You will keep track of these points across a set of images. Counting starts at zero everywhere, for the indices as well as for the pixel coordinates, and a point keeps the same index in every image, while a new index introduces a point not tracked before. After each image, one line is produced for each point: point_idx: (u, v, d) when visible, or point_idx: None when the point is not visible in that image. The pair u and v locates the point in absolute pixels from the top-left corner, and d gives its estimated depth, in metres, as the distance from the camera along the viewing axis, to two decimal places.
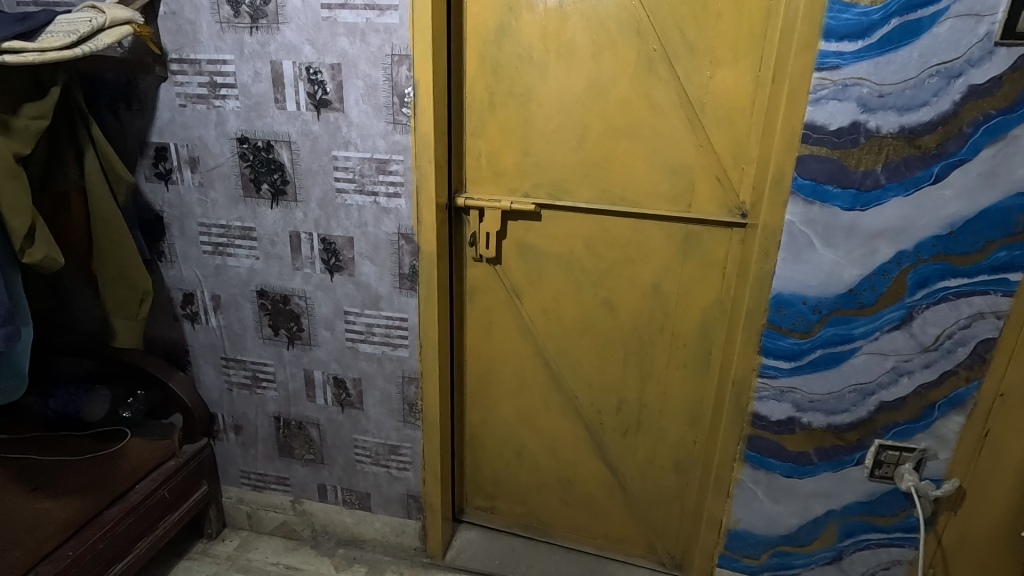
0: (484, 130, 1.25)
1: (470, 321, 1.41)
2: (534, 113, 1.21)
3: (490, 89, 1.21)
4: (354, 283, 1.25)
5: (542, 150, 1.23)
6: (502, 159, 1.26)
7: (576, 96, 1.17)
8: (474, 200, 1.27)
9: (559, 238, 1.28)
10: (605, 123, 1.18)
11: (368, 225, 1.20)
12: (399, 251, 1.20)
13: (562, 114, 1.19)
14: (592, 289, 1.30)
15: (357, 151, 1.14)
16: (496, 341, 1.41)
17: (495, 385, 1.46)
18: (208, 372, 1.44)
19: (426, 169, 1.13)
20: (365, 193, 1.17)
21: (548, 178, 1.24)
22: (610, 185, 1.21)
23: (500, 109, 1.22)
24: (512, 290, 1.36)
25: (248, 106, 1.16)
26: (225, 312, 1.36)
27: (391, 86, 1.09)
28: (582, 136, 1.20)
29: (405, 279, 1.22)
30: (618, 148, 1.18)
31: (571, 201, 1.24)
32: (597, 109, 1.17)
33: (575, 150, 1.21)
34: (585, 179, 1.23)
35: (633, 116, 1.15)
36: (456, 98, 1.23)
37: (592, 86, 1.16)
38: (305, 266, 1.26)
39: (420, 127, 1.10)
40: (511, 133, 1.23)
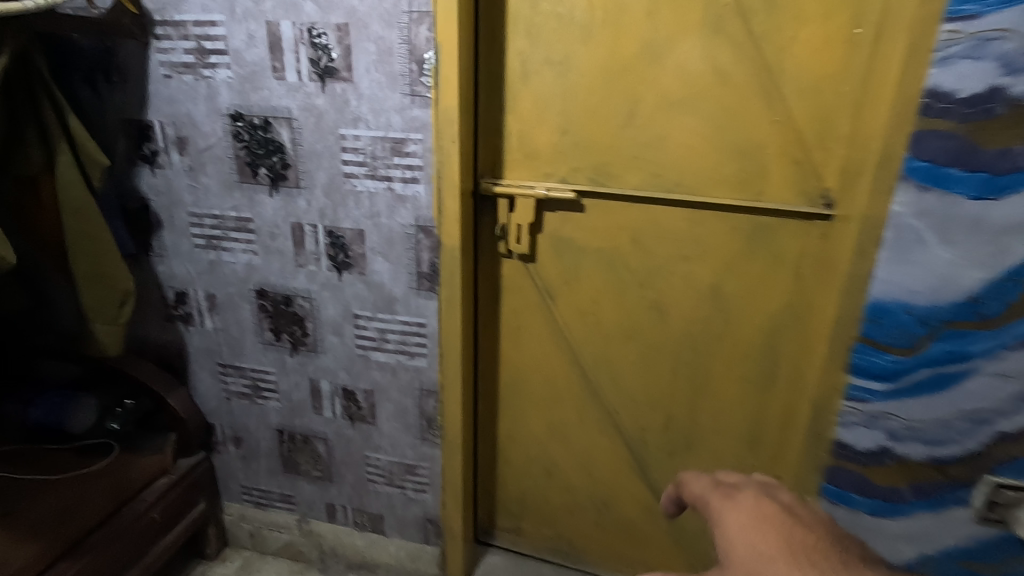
0: (516, 104, 1.07)
1: (496, 324, 1.25)
2: (575, 83, 1.02)
3: (524, 55, 1.03)
4: (365, 282, 1.08)
5: (584, 128, 1.04)
6: (537, 139, 1.08)
7: (626, 63, 0.99)
8: (504, 187, 1.10)
9: (602, 231, 1.10)
10: (662, 95, 0.99)
11: (381, 216, 1.03)
12: (416, 246, 1.03)
13: (609, 85, 1.01)
14: (638, 290, 1.12)
15: (367, 129, 0.97)
16: (526, 347, 1.25)
17: (523, 396, 1.29)
18: (205, 378, 1.29)
19: (450, 149, 0.95)
20: (377, 178, 1.00)
21: (591, 161, 1.06)
22: (665, 169, 1.03)
23: (535, 80, 1.04)
24: (545, 290, 1.18)
25: (242, 77, 0.99)
26: (221, 314, 1.21)
27: (407, 50, 0.91)
28: (633, 110, 1.01)
29: (424, 279, 1.05)
30: (676, 125, 1.00)
31: (617, 188, 1.06)
32: (652, 78, 0.98)
33: (624, 127, 1.03)
34: (634, 163, 1.04)
35: (695, 86, 0.97)
36: (483, 66, 1.05)
37: (646, 51, 0.97)
38: (310, 263, 1.10)
39: (442, 99, 0.93)
40: (547, 108, 1.05)
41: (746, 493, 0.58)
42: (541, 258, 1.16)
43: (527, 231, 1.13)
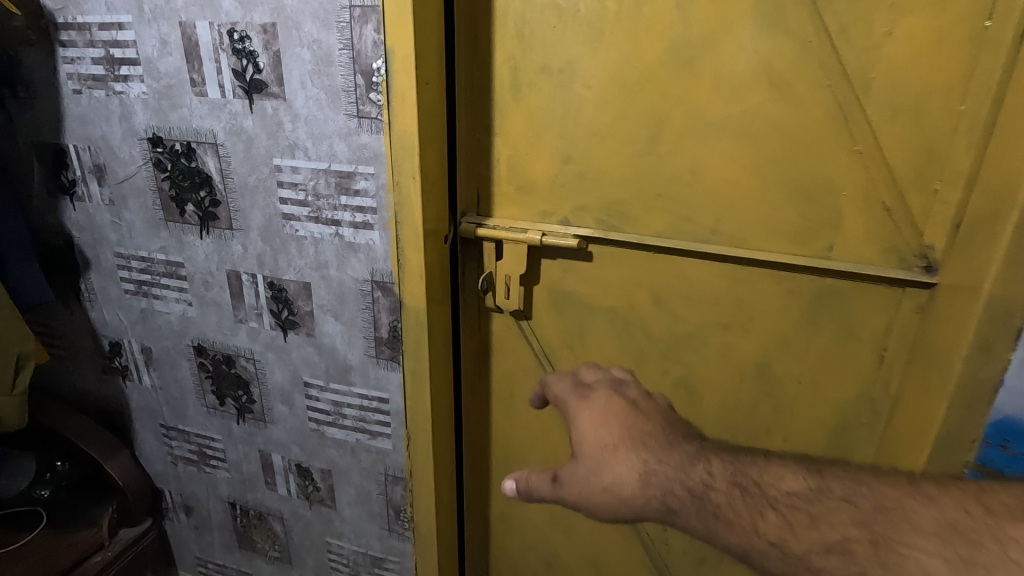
0: (505, 123, 0.83)
1: (484, 390, 1.01)
2: (579, 98, 0.78)
3: (514, 61, 0.79)
4: (314, 346, 0.87)
5: (591, 156, 0.80)
6: (531, 168, 0.84)
7: (646, 72, 0.74)
8: (489, 229, 0.87)
9: (614, 287, 0.85)
10: (694, 114, 0.73)
11: (329, 267, 0.81)
12: (372, 306, 0.81)
13: (624, 101, 0.76)
14: (660, 361, 0.87)
15: (307, 159, 0.76)
16: (521, 419, 1.01)
17: (517, 476, 1.06)
18: (149, 440, 1.11)
19: (409, 187, 0.73)
20: (322, 221, 0.78)
21: (599, 197, 0.82)
22: (697, 212, 0.77)
23: (528, 93, 0.80)
24: (543, 354, 0.95)
25: (158, 92, 0.79)
26: (159, 370, 1.02)
27: (351, 59, 0.69)
28: (655, 134, 0.76)
29: (384, 345, 0.83)
30: (713, 155, 0.74)
31: (633, 233, 0.82)
32: (682, 92, 0.73)
33: (643, 156, 0.78)
34: (655, 202, 0.79)
35: (742, 102, 0.71)
36: (462, 75, 0.82)
37: (674, 55, 0.72)
38: (250, 319, 0.90)
39: (396, 122, 0.70)
40: (544, 129, 0.81)
41: (596, 378, 0.67)
42: (538, 315, 0.92)
43: (519, 284, 0.89)
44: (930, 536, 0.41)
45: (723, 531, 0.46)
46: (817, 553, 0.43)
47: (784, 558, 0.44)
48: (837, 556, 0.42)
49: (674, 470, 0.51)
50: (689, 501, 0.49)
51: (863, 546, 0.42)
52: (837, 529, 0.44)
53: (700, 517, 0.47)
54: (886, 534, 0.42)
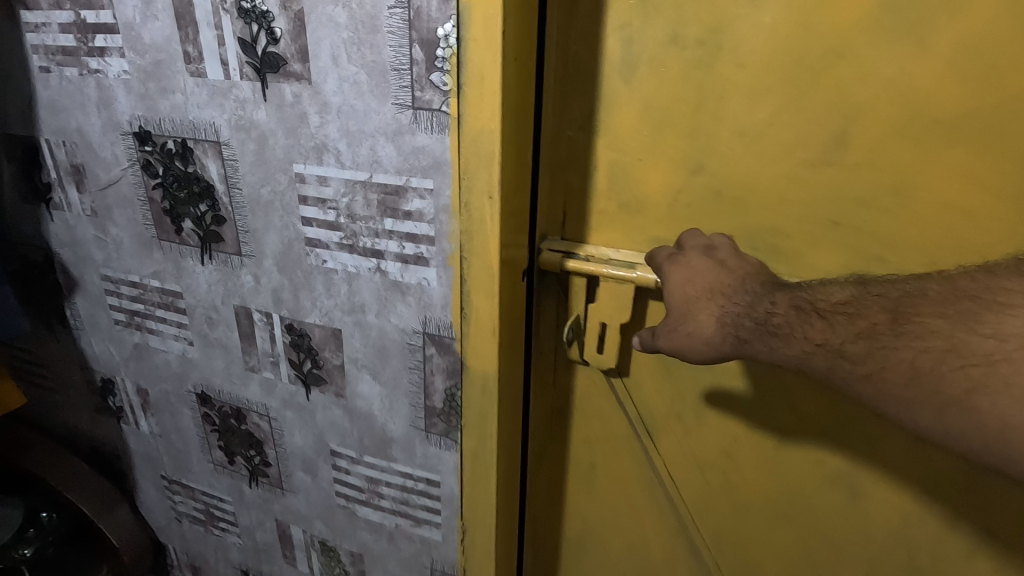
0: (610, 118, 0.61)
1: (556, 458, 0.80)
2: (726, 83, 0.55)
3: (629, 29, 0.57)
4: (345, 409, 0.67)
5: (736, 165, 0.58)
6: (645, 179, 0.62)
7: (837, 47, 0.51)
8: (581, 262, 0.64)
9: None
10: (910, 109, 0.50)
11: (367, 312, 0.60)
12: (422, 366, 0.60)
13: (796, 89, 0.53)
14: (809, 444, 0.65)
15: (339, 167, 0.54)
16: (602, 496, 0.79)
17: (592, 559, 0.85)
18: (149, 491, 0.93)
19: (482, 210, 0.51)
20: (359, 252, 0.57)
21: (741, 223, 0.60)
22: (894, 248, 0.55)
23: (646, 74, 0.58)
24: (639, 425, 0.73)
25: (144, 71, 0.58)
26: (158, 416, 0.83)
27: (406, 21, 0.46)
28: (842, 137, 0.53)
29: (436, 417, 0.62)
30: (934, 169, 0.52)
31: (787, 273, 0.60)
32: (895, 76, 0.50)
33: (817, 166, 0.55)
34: (829, 232, 0.57)
35: (994, 91, 0.48)
36: (555, 49, 0.59)
37: (889, 20, 0.48)
38: (264, 368, 0.69)
39: (469, 116, 0.48)
40: (667, 124, 0.59)
41: (691, 244, 0.57)
42: (637, 372, 0.71)
43: (617, 335, 0.67)
44: (940, 302, 0.40)
45: (779, 346, 0.47)
46: (848, 341, 0.43)
47: (828, 357, 0.44)
48: (868, 341, 0.42)
49: (745, 307, 0.50)
50: (756, 330, 0.49)
51: (889, 328, 0.41)
52: (866, 319, 0.43)
53: (763, 340, 0.48)
54: (910, 312, 0.41)
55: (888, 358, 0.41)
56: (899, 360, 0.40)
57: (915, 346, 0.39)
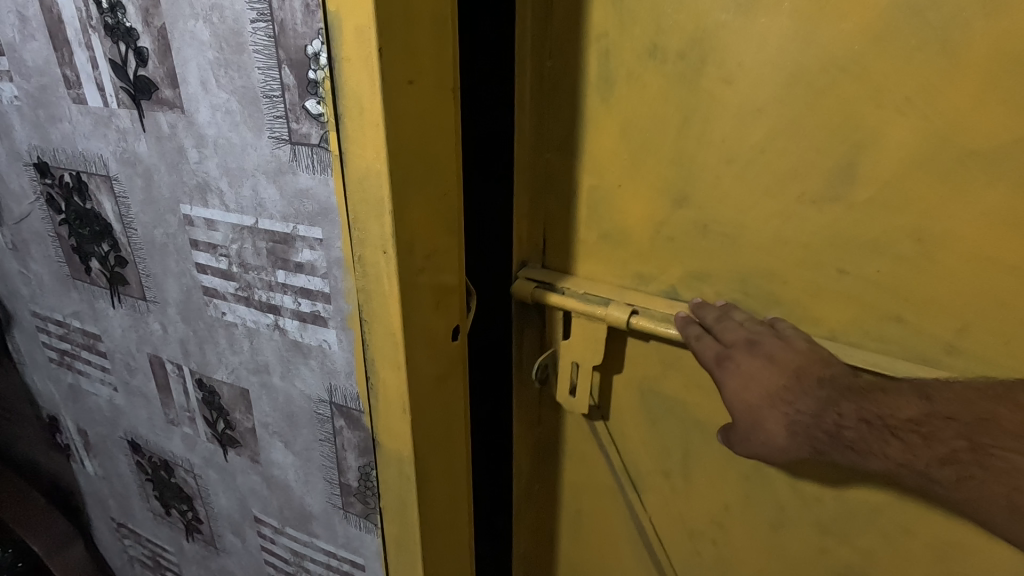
0: (587, 141, 0.55)
1: (543, 501, 0.76)
2: (711, 101, 0.48)
3: (606, 41, 0.51)
4: (262, 476, 0.59)
5: (722, 197, 0.50)
6: (624, 210, 0.56)
7: (840, 59, 0.42)
8: (555, 294, 0.59)
9: None
10: (936, 138, 0.41)
11: (271, 373, 0.52)
12: (333, 439, 0.51)
13: (792, 110, 0.45)
14: (812, 525, 0.57)
15: (224, 209, 0.46)
16: (590, 546, 0.75)
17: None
18: (103, 531, 0.88)
19: (378, 266, 0.41)
20: (255, 306, 0.49)
21: (733, 265, 0.52)
22: (918, 305, 0.46)
23: (624, 93, 0.52)
24: (623, 475, 0.67)
25: (32, 96, 0.52)
26: (99, 459, 0.78)
27: (272, 38, 0.37)
28: (850, 169, 0.45)
29: (352, 496, 0.53)
30: (969, 213, 0.42)
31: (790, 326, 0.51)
32: (914, 94, 0.41)
33: (818, 204, 0.47)
34: (835, 282, 0.48)
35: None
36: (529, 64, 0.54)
37: (908, 24, 0.40)
38: (182, 422, 0.62)
39: (351, 155, 0.38)
40: (649, 153, 0.52)
41: (731, 339, 0.49)
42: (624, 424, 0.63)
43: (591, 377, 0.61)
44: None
45: (860, 460, 0.44)
46: (932, 466, 0.41)
47: (915, 479, 0.42)
48: (957, 468, 0.40)
49: (811, 419, 0.45)
50: (829, 438, 0.45)
51: (976, 458, 0.39)
52: (950, 445, 0.40)
53: (841, 453, 0.45)
54: (991, 443, 0.39)
55: (982, 492, 0.39)
56: (993, 493, 0.39)
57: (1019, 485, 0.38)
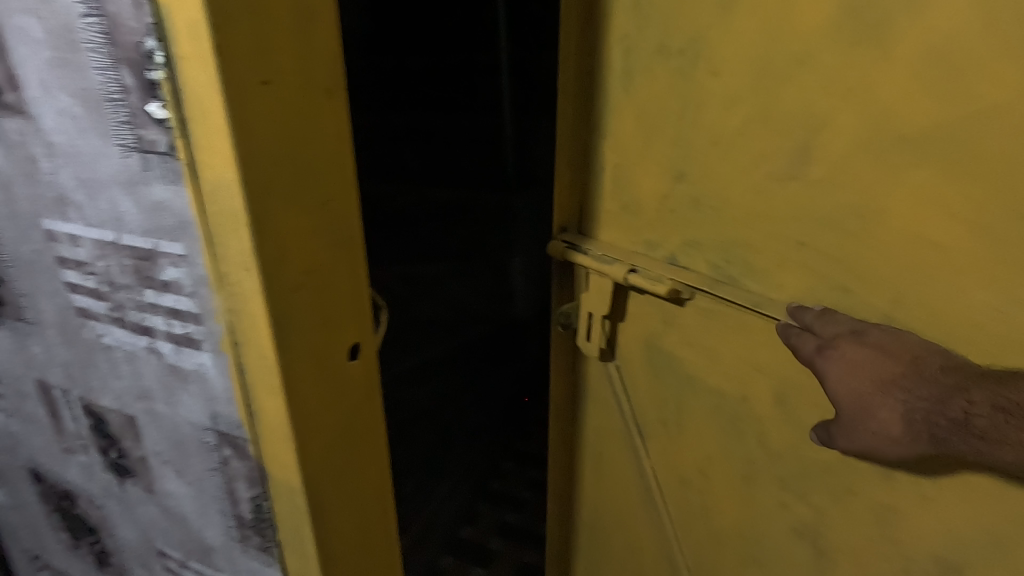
0: (611, 125, 0.72)
1: (571, 437, 0.95)
2: (703, 92, 0.62)
3: (627, 38, 0.67)
4: (159, 506, 0.54)
5: (712, 175, 0.64)
6: (638, 185, 0.71)
7: (800, 53, 0.54)
8: (576, 251, 0.77)
9: (722, 353, 0.69)
10: (875, 124, 0.51)
11: (155, 400, 0.48)
12: (222, 469, 0.47)
13: (759, 101, 0.58)
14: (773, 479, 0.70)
15: (85, 224, 0.42)
16: (608, 482, 0.93)
17: (603, 524, 0.97)
18: (19, 564, 0.83)
19: (243, 285, 0.38)
20: (129, 327, 0.45)
21: (718, 233, 0.65)
22: (859, 274, 0.56)
23: (642, 83, 0.67)
24: (633, 419, 0.83)
25: None
26: (7, 487, 0.73)
27: (105, 35, 0.34)
28: (804, 150, 0.56)
29: (247, 528, 0.49)
30: (901, 193, 0.51)
31: (760, 290, 0.63)
32: (856, 85, 0.51)
33: (781, 180, 0.59)
34: (796, 253, 0.59)
35: (949, 108, 0.47)
36: (572, 64, 0.73)
37: (848, 20, 0.50)
38: (77, 451, 0.58)
39: (201, 165, 0.35)
40: (656, 133, 0.68)
41: (835, 333, 0.56)
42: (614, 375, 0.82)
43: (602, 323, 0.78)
44: None
45: (986, 447, 0.49)
46: None
47: None
48: None
49: (934, 403, 0.51)
50: (953, 425, 0.51)
51: None
52: None
53: (965, 439, 0.50)
54: None
55: None
56: None
57: (995, 404, 0.48)
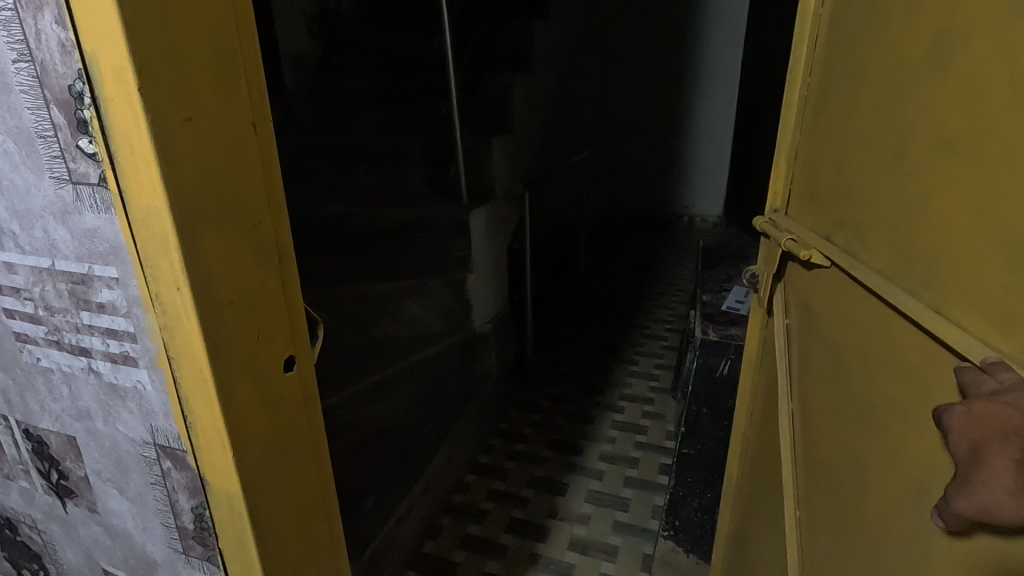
0: (814, 128, 0.83)
1: (755, 384, 1.08)
2: (861, 103, 0.70)
3: (826, 60, 0.79)
4: (102, 526, 0.56)
5: (858, 169, 0.71)
6: (817, 176, 0.82)
7: (902, 71, 0.62)
8: (777, 220, 0.93)
9: (841, 311, 0.75)
10: (927, 128, 0.57)
11: (94, 419, 0.50)
12: (163, 482, 0.49)
13: (882, 108, 0.65)
14: (843, 418, 0.74)
15: (20, 252, 0.44)
16: (768, 428, 1.02)
17: (761, 468, 1.04)
18: None
19: (174, 304, 0.41)
20: (67, 350, 0.47)
21: (852, 214, 0.72)
22: (907, 247, 0.61)
23: (834, 95, 0.77)
24: (788, 368, 0.92)
25: None
26: None
27: (34, 78, 0.37)
28: (896, 150, 0.62)
29: (190, 538, 0.51)
30: (930, 184, 0.57)
31: (864, 258, 0.69)
32: (921, 99, 0.58)
33: (882, 172, 0.65)
34: (883, 230, 0.65)
35: (957, 120, 0.53)
36: (802, 73, 0.85)
37: (921, 49, 0.58)
38: (17, 476, 0.59)
39: (129, 195, 0.38)
40: (833, 136, 0.76)
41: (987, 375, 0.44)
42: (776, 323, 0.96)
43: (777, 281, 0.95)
44: None
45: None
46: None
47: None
48: None
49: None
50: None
51: None
52: None
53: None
54: None
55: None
56: None
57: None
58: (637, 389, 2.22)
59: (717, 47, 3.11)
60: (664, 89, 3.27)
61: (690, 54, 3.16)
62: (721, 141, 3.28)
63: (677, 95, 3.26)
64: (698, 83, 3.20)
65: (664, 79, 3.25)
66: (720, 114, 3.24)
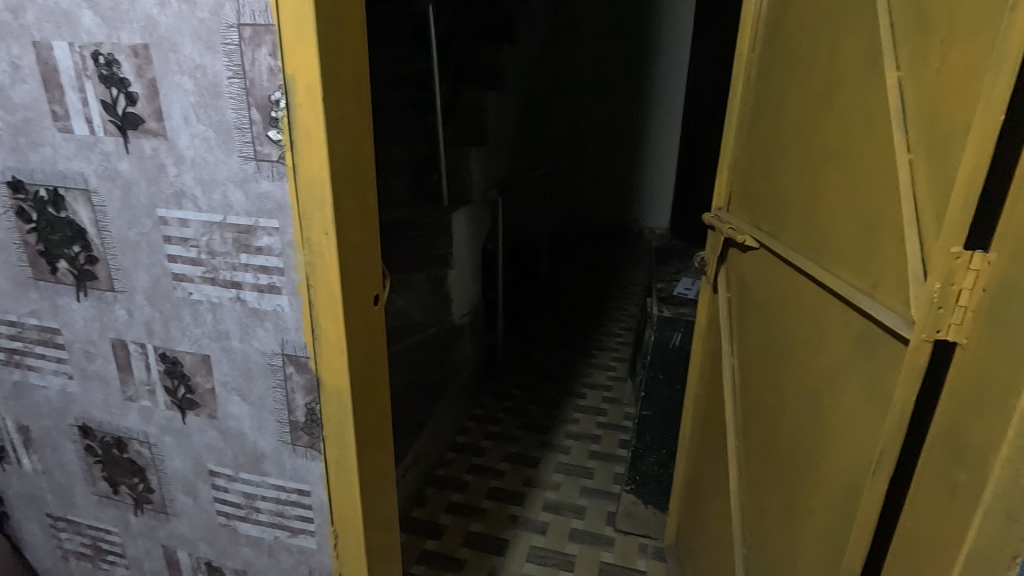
0: (748, 144, 1.09)
1: (703, 349, 1.33)
2: (779, 126, 0.96)
3: (756, 94, 1.06)
4: (218, 430, 0.72)
5: (776, 175, 0.97)
6: (750, 180, 1.08)
7: (803, 104, 0.88)
8: (721, 215, 1.20)
9: (767, 280, 1.00)
10: (817, 145, 0.83)
11: (231, 338, 0.67)
12: (284, 384, 0.67)
13: (791, 130, 0.92)
14: (767, 358, 0.99)
15: (197, 210, 0.61)
16: (713, 382, 1.27)
17: (710, 417, 1.29)
18: (34, 532, 0.92)
19: (320, 245, 0.59)
20: (220, 284, 0.64)
21: (773, 207, 0.98)
22: (807, 228, 0.86)
23: (761, 120, 1.04)
24: (728, 331, 1.17)
25: (19, 128, 0.65)
26: (40, 453, 0.85)
27: (243, 90, 0.55)
28: (800, 160, 0.88)
29: (299, 430, 0.69)
30: (819, 184, 0.83)
31: (781, 239, 0.95)
32: (814, 125, 0.84)
33: (792, 176, 0.91)
34: (792, 218, 0.91)
35: (834, 140, 0.79)
36: (739, 102, 1.12)
37: (814, 91, 0.85)
38: (141, 396, 0.74)
39: (302, 167, 0.56)
40: (761, 151, 1.03)
41: None
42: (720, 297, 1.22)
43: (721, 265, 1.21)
44: None
45: None
46: None
47: None
48: None
49: None
50: None
51: None
52: None
53: None
54: None
55: None
56: None
57: None
58: (597, 378, 2.46)
59: (662, 75, 3.46)
60: (617, 110, 3.58)
61: (638, 80, 3.50)
62: (666, 159, 3.62)
63: (627, 117, 3.59)
64: (645, 107, 3.54)
65: (616, 101, 3.57)
66: (666, 135, 3.58)
